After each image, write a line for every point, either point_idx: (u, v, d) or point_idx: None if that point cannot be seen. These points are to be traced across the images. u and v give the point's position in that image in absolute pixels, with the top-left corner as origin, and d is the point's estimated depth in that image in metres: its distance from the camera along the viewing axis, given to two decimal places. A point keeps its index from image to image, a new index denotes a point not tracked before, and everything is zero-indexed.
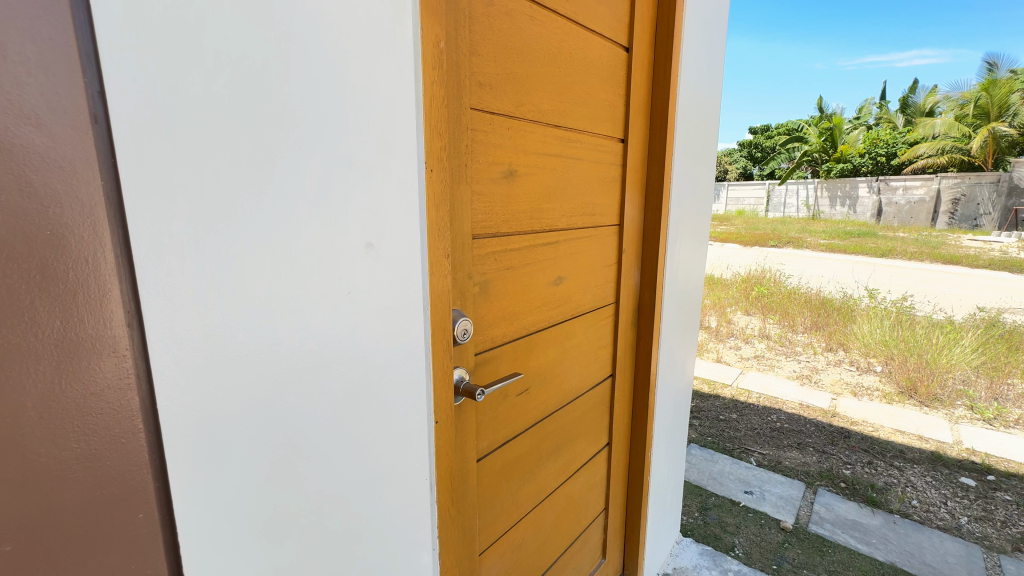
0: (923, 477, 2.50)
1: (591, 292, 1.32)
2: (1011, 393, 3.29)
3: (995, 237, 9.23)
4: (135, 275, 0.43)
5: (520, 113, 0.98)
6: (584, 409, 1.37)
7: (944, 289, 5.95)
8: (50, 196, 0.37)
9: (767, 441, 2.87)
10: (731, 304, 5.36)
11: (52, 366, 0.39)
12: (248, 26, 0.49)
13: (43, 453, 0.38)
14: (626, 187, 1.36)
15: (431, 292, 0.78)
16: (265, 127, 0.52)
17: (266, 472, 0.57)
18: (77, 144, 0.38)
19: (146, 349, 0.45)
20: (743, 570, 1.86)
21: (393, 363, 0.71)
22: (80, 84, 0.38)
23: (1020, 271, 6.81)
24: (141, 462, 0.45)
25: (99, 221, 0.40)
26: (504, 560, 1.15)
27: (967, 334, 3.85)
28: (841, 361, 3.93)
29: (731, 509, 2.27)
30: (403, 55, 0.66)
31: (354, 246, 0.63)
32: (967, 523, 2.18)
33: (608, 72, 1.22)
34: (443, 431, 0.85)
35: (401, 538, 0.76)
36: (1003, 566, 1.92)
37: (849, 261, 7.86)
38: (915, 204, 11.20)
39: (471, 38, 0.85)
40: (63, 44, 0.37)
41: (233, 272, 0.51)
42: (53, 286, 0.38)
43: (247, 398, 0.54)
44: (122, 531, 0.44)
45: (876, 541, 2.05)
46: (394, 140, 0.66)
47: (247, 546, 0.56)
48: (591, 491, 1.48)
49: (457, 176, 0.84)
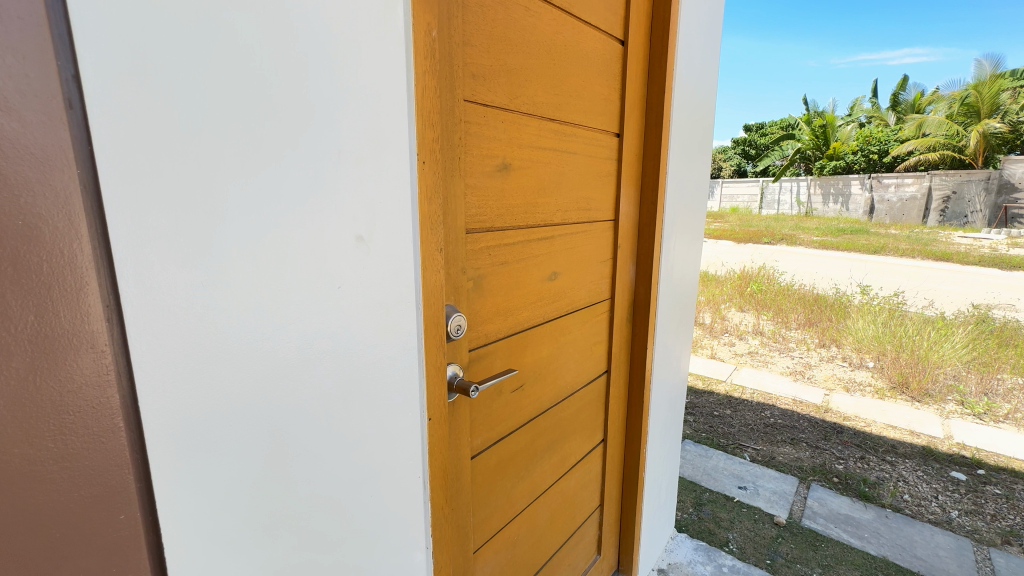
0: (914, 471, 2.52)
1: (587, 287, 1.31)
2: (1002, 388, 3.31)
3: (985, 236, 9.30)
4: (115, 270, 0.42)
5: (514, 106, 0.97)
6: (578, 406, 1.36)
7: (936, 285, 5.98)
8: (20, 184, 0.36)
9: (760, 436, 2.88)
10: (726, 300, 5.38)
11: (25, 364, 0.37)
12: (232, 11, 0.47)
13: (16, 453, 0.37)
14: (622, 181, 1.35)
15: (423, 287, 0.76)
16: (248, 116, 0.50)
17: (255, 471, 0.55)
18: (50, 130, 0.37)
19: (126, 345, 0.43)
20: (738, 566, 1.87)
21: (385, 357, 0.70)
22: (53, 67, 0.37)
23: (1007, 267, 6.91)
24: (121, 462, 0.44)
25: (74, 212, 0.39)
26: (499, 558, 1.14)
27: (957, 330, 3.89)
28: (834, 357, 3.95)
29: (726, 504, 2.27)
30: (394, 44, 0.65)
31: (344, 240, 0.61)
32: (958, 516, 2.20)
33: (603, 65, 1.21)
34: (435, 427, 0.84)
35: (393, 538, 0.75)
36: (993, 560, 1.93)
37: (842, 257, 7.91)
38: (906, 201, 11.25)
39: (464, 28, 0.83)
40: (32, 24, 0.35)
41: (216, 268, 0.49)
42: (26, 280, 0.37)
43: (234, 394, 0.53)
44: (102, 533, 0.43)
45: (869, 535, 2.06)
46: (385, 131, 0.65)
47: (235, 547, 0.54)
48: (586, 488, 1.47)
49: (450, 168, 0.83)
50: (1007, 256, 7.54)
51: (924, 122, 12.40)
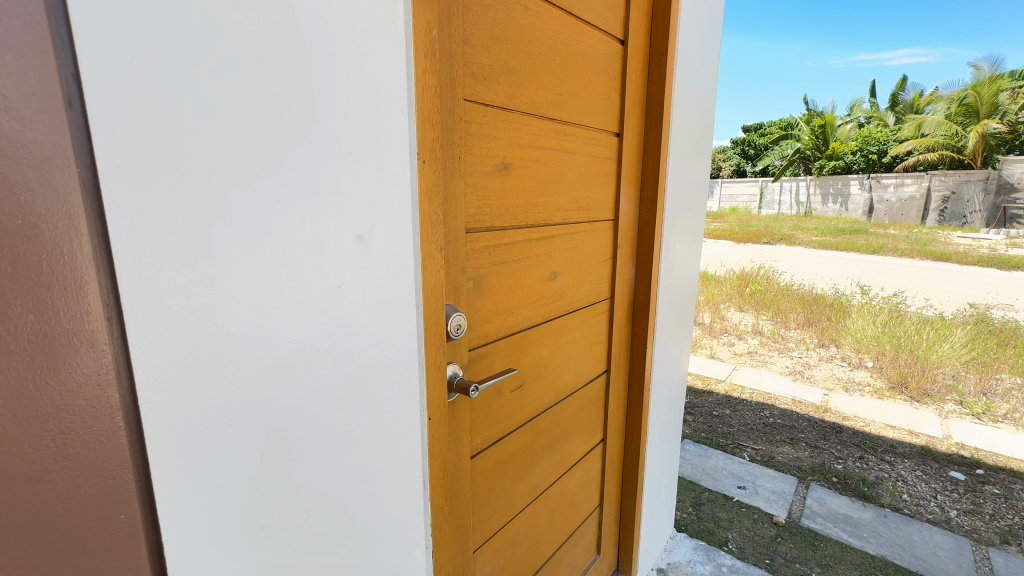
0: (913, 471, 2.52)
1: (586, 287, 1.31)
2: (1000, 388, 3.32)
3: (984, 236, 9.31)
4: (115, 269, 0.42)
5: (514, 105, 0.97)
6: (578, 405, 1.36)
7: (934, 285, 5.99)
8: (18, 182, 0.36)
9: (759, 436, 2.89)
10: (725, 300, 5.38)
11: (25, 363, 0.37)
12: (231, 10, 0.47)
13: (16, 453, 0.37)
14: (622, 181, 1.35)
15: (423, 287, 0.76)
16: (248, 116, 0.50)
17: (255, 471, 0.55)
18: (49, 129, 0.37)
19: (126, 344, 0.43)
20: (737, 565, 1.87)
21: (385, 357, 0.70)
22: (53, 66, 0.37)
23: (1006, 267, 6.92)
24: (121, 462, 0.43)
25: (74, 210, 0.39)
26: (498, 558, 1.14)
27: (956, 330, 3.89)
28: (833, 357, 3.95)
29: (725, 504, 2.28)
30: (394, 43, 0.65)
31: (344, 239, 0.61)
32: (956, 516, 2.20)
33: (603, 65, 1.21)
34: (435, 426, 0.83)
35: (393, 537, 0.75)
36: (991, 560, 1.93)
37: (841, 257, 7.91)
38: (905, 201, 11.26)
39: (464, 27, 0.83)
40: (30, 22, 0.35)
41: (216, 267, 0.49)
42: (25, 279, 0.37)
43: (234, 394, 0.52)
44: (102, 533, 0.43)
45: (868, 535, 2.06)
46: (385, 131, 0.65)
47: (234, 547, 0.54)
48: (585, 487, 1.47)
49: (450, 168, 0.83)
50: (1006, 256, 7.55)
51: (923, 122, 12.41)
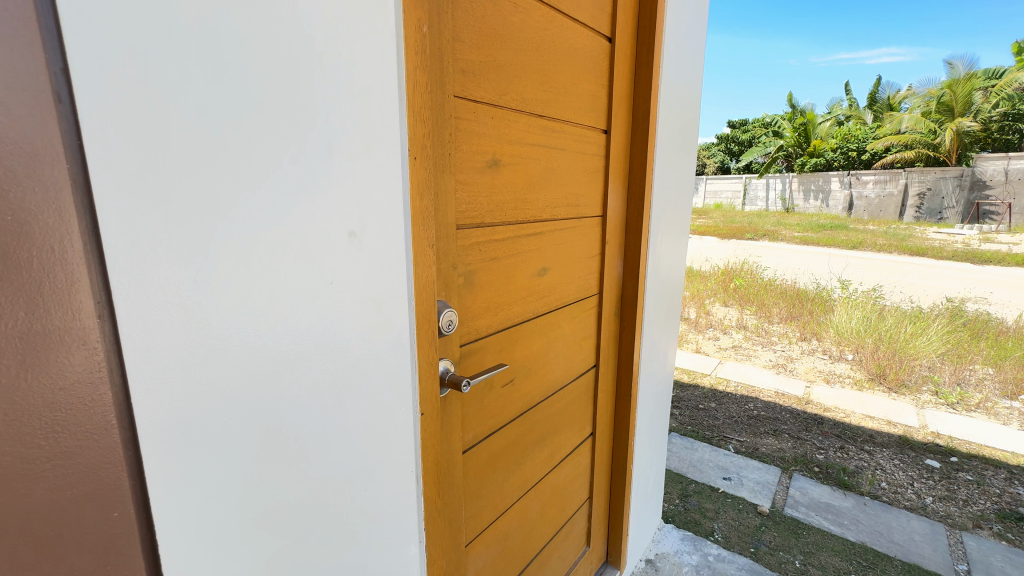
0: (891, 459, 2.59)
1: (575, 283, 1.32)
2: (973, 378, 3.43)
3: (959, 230, 9.58)
4: (106, 266, 0.42)
5: (503, 102, 0.97)
6: (568, 400, 1.38)
7: (912, 279, 6.15)
8: (8, 179, 0.36)
9: (744, 428, 2.94)
10: (710, 296, 5.45)
11: (16, 362, 0.37)
12: (221, 8, 0.47)
13: (8, 451, 0.37)
14: (610, 179, 1.37)
15: (415, 283, 0.77)
16: (238, 110, 0.50)
17: (249, 467, 0.55)
18: (38, 124, 0.37)
19: (119, 342, 0.43)
20: (723, 555, 1.91)
21: (377, 353, 0.70)
22: (41, 61, 0.37)
23: (979, 262, 7.13)
24: (116, 460, 0.43)
25: (65, 206, 0.39)
26: (491, 551, 1.15)
27: (933, 323, 4.01)
28: (815, 350, 4.04)
29: (711, 495, 2.32)
30: (385, 39, 0.65)
31: (337, 235, 0.61)
32: (932, 502, 2.27)
33: (591, 61, 1.22)
34: (428, 421, 0.84)
35: (387, 532, 0.75)
36: (965, 542, 2.01)
37: (822, 253, 8.06)
38: (884, 197, 11.50)
39: (454, 24, 0.83)
40: (19, 17, 0.35)
41: (206, 264, 0.49)
42: (14, 277, 0.37)
43: (227, 391, 0.52)
44: (97, 530, 0.43)
45: (848, 522, 2.12)
46: (377, 126, 0.65)
47: (230, 544, 0.55)
48: (575, 480, 1.49)
49: (441, 165, 0.83)
50: (979, 251, 7.78)
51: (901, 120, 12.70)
